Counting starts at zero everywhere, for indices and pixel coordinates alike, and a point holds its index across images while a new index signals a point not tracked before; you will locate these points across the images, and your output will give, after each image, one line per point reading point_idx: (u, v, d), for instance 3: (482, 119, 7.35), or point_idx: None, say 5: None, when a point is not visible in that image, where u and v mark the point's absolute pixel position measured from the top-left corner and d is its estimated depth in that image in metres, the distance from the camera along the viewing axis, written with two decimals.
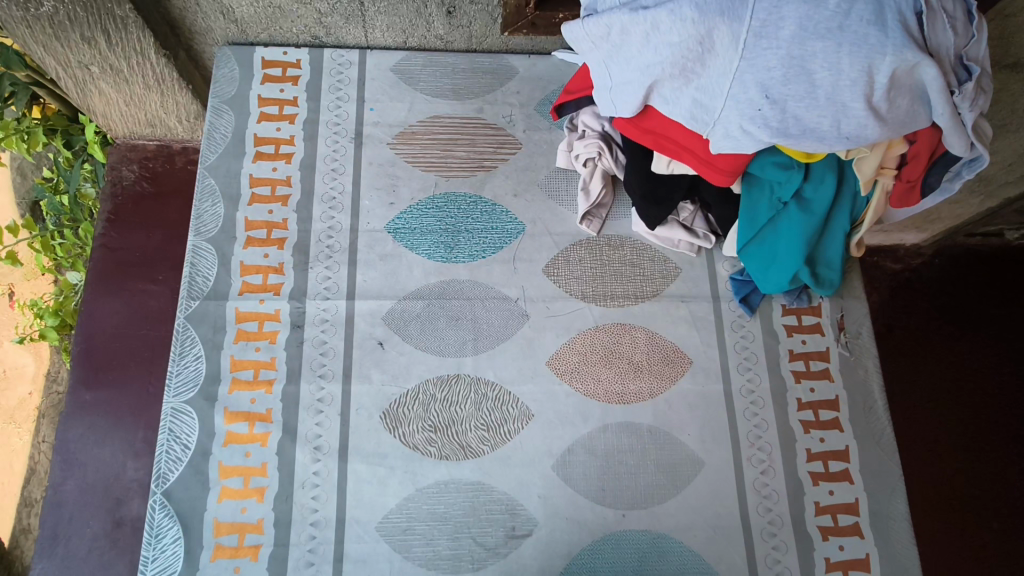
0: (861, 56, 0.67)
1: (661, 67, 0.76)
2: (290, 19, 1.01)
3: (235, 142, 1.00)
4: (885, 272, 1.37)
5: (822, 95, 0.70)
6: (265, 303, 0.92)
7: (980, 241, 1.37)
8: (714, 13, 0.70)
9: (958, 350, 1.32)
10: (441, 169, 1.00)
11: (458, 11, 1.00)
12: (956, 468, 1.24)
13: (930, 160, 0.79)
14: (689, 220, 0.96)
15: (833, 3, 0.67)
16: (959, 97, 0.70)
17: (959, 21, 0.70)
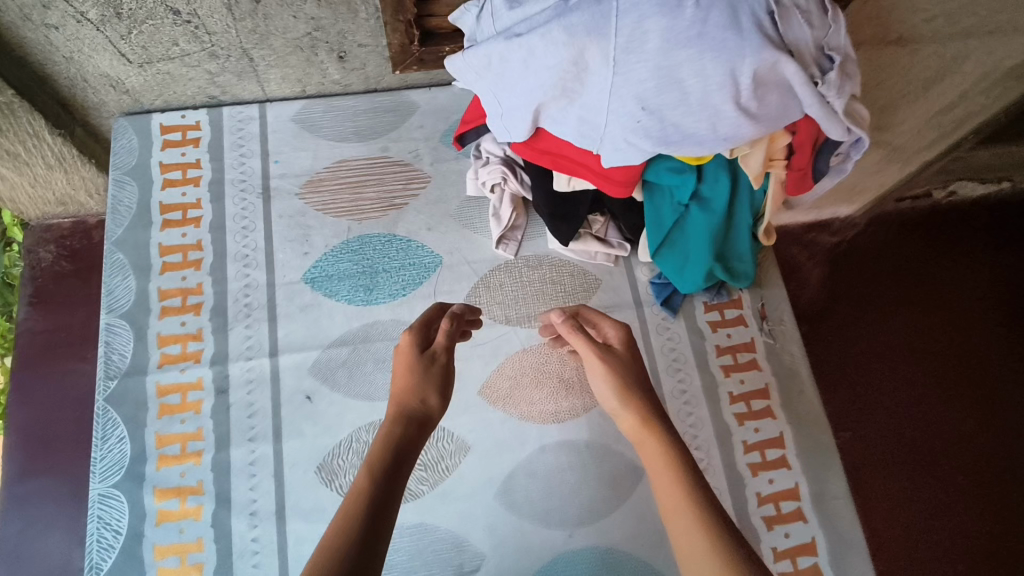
0: (722, 61, 0.69)
1: (542, 90, 0.78)
2: (183, 83, 1.01)
3: (140, 212, 0.99)
4: (825, 244, 1.65)
5: (694, 101, 0.72)
6: (186, 373, 0.91)
7: (908, 206, 1.70)
8: (582, 34, 0.71)
9: (876, 346, 1.58)
10: (353, 212, 1.00)
11: (349, 55, 1.00)
12: (881, 433, 1.50)
13: (814, 147, 0.82)
14: (602, 232, 0.97)
15: (689, 12, 0.68)
16: (826, 86, 0.72)
17: (813, 15, 0.71)
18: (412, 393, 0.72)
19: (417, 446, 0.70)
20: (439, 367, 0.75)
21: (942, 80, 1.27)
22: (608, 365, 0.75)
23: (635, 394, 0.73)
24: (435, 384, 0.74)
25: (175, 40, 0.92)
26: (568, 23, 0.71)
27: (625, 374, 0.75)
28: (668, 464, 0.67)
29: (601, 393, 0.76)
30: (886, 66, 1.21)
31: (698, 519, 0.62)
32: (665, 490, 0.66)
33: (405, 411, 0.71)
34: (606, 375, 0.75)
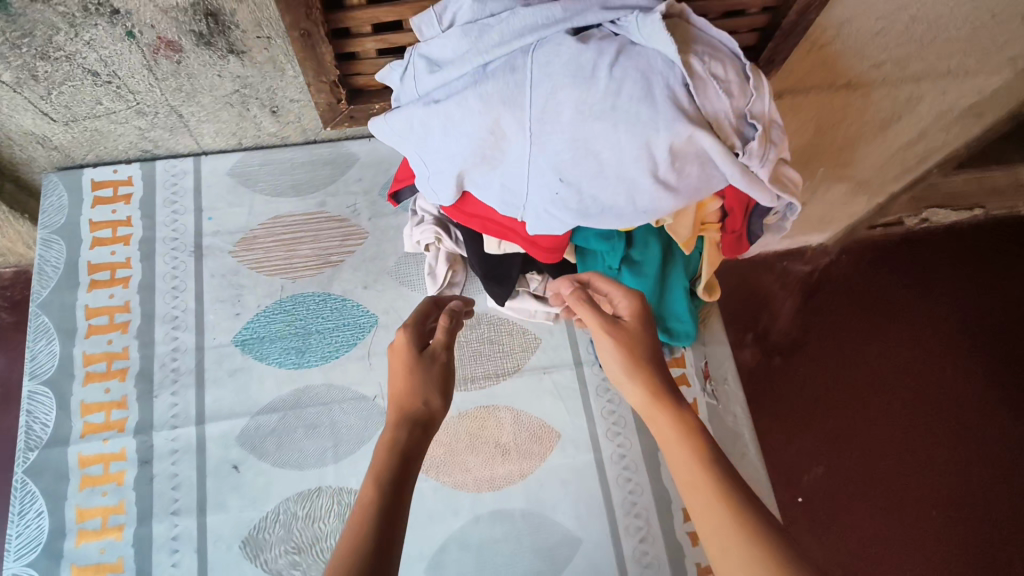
0: (637, 134, 0.67)
1: (462, 157, 0.75)
2: (113, 139, 0.98)
3: (67, 272, 0.96)
4: (798, 272, 1.71)
5: (611, 173, 0.70)
6: (109, 443, 0.88)
7: (879, 235, 1.73)
8: (497, 103, 0.69)
9: (850, 378, 1.61)
10: (288, 270, 0.98)
11: (282, 110, 0.97)
12: (851, 473, 1.53)
13: (746, 210, 0.79)
14: (539, 290, 0.93)
15: (603, 84, 0.66)
16: (748, 155, 0.70)
17: (732, 83, 0.69)
18: (412, 389, 0.60)
19: (422, 454, 0.57)
20: (439, 359, 0.64)
21: (898, 120, 1.29)
22: (627, 347, 0.64)
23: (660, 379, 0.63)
24: (436, 386, 0.61)
25: (99, 99, 0.89)
26: (483, 91, 0.69)
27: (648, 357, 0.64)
28: (701, 459, 0.55)
29: (623, 387, 0.64)
30: (838, 108, 1.21)
31: (745, 528, 0.50)
32: (695, 486, 0.55)
33: (406, 413, 0.59)
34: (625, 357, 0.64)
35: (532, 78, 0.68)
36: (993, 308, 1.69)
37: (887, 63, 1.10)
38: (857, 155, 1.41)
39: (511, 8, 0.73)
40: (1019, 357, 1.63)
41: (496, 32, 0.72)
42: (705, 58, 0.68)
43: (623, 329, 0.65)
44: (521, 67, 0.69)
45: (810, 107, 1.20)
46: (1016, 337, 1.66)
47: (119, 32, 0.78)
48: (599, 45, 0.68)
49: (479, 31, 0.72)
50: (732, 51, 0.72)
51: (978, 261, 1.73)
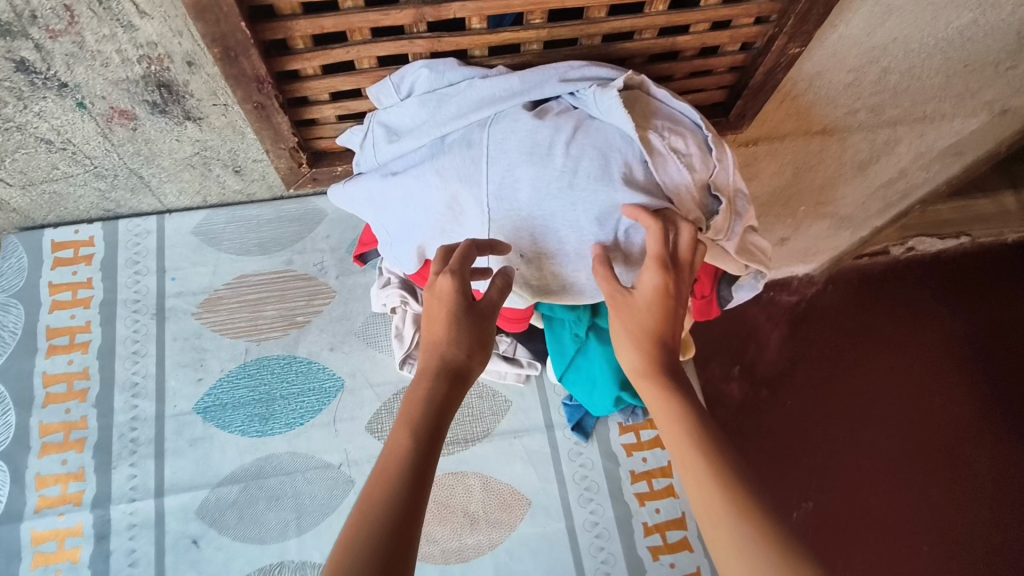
0: (595, 213, 0.66)
1: (422, 228, 0.74)
2: (73, 200, 0.96)
3: (25, 338, 0.94)
4: (784, 305, 1.67)
5: (571, 252, 0.68)
6: (64, 518, 0.85)
7: (867, 261, 1.70)
8: (454, 179, 0.69)
9: (840, 409, 1.58)
10: (252, 332, 0.96)
11: (245, 169, 0.95)
12: (844, 507, 1.50)
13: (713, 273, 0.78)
14: (508, 351, 0.91)
15: (559, 162, 0.65)
16: (712, 231, 0.69)
17: (695, 157, 0.67)
18: (448, 339, 0.61)
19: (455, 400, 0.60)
20: (480, 307, 0.63)
21: (877, 161, 1.28)
22: (635, 316, 0.63)
23: (664, 354, 0.63)
24: (472, 334, 0.62)
25: (54, 164, 0.88)
26: (440, 166, 0.69)
27: (656, 326, 0.63)
28: (691, 439, 0.58)
29: (622, 352, 0.65)
30: (816, 152, 1.19)
31: (731, 507, 0.53)
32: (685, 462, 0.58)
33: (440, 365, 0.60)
34: (630, 324, 0.64)
35: (489, 154, 0.67)
36: (980, 335, 1.68)
37: (862, 109, 1.08)
38: (837, 195, 1.40)
39: (470, 78, 0.72)
40: (1006, 384, 1.63)
41: (455, 104, 0.70)
42: (665, 132, 0.66)
43: (635, 297, 0.63)
44: (478, 143, 0.68)
45: (786, 152, 1.18)
46: (1004, 364, 1.65)
47: (69, 103, 0.77)
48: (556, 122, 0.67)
49: (439, 103, 0.72)
50: (694, 122, 0.70)
51: (963, 287, 1.72)
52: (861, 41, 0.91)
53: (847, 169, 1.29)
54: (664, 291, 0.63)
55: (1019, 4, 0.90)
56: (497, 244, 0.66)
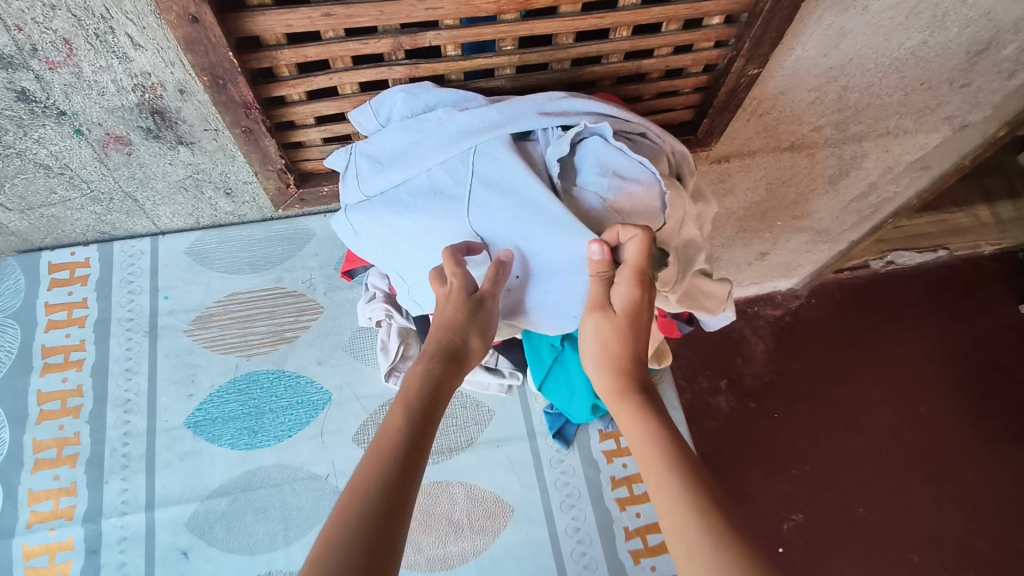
0: (565, 247, 0.68)
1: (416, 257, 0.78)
2: (70, 223, 1.00)
3: (21, 357, 0.97)
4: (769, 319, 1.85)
5: (545, 282, 0.72)
6: (55, 532, 0.87)
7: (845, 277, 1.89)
8: (438, 209, 0.74)
9: (821, 419, 1.73)
10: (242, 348, 0.99)
11: (236, 192, 0.99)
12: (833, 514, 1.63)
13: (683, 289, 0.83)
14: (491, 361, 0.95)
15: (531, 199, 0.69)
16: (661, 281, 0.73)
17: (647, 209, 0.70)
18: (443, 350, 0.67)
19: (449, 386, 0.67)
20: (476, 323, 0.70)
21: (846, 175, 1.33)
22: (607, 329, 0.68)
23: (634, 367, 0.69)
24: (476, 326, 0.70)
25: (53, 188, 0.92)
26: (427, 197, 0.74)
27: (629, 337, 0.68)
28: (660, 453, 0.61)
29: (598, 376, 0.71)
30: (786, 167, 1.25)
31: (699, 512, 0.54)
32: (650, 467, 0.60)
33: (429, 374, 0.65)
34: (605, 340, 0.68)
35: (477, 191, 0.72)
36: (953, 350, 1.83)
37: (827, 126, 1.14)
38: (811, 208, 1.45)
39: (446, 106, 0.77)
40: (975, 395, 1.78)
41: (438, 133, 0.75)
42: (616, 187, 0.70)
43: (609, 313, 0.68)
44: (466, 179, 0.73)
45: (758, 168, 1.23)
46: (973, 379, 1.80)
47: (68, 130, 0.82)
48: (534, 162, 0.73)
49: (418, 127, 0.76)
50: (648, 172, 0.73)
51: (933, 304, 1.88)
52: (818, 62, 0.96)
53: (817, 183, 1.34)
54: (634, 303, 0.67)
55: (965, 25, 0.96)
56: (473, 246, 0.72)
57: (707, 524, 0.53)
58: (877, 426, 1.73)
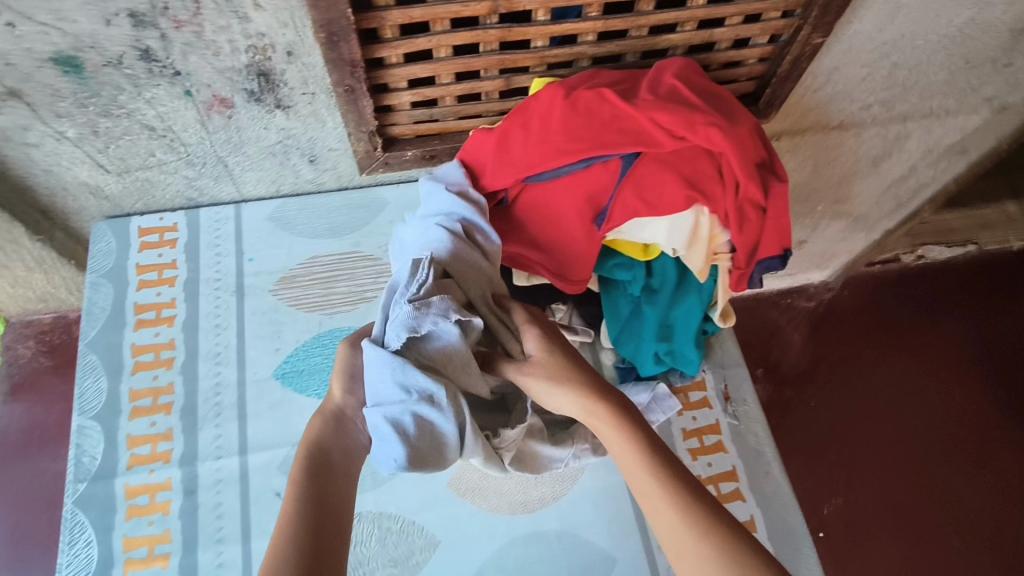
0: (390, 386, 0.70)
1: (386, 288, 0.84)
2: (162, 188, 1.06)
3: (115, 313, 1.01)
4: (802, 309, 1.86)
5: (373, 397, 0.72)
6: (155, 474, 0.91)
7: (880, 270, 1.92)
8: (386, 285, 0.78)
9: (859, 405, 1.75)
10: (324, 307, 1.04)
11: (320, 159, 1.05)
12: (875, 498, 1.64)
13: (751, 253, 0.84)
14: (565, 320, 0.96)
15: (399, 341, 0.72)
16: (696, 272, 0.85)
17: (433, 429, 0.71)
18: (334, 437, 0.70)
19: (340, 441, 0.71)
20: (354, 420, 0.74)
21: (889, 157, 1.38)
22: (536, 383, 0.74)
23: (590, 390, 0.72)
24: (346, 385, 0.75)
25: (153, 151, 0.97)
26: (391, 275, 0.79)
27: (570, 376, 0.73)
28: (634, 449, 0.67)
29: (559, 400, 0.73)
30: (832, 146, 1.30)
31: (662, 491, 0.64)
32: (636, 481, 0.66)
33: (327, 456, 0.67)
34: (541, 393, 0.74)
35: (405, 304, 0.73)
36: (986, 340, 1.85)
37: (875, 104, 1.19)
38: (852, 192, 1.50)
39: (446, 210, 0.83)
40: (1012, 384, 1.79)
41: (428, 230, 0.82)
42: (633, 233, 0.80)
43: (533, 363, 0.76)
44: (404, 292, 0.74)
45: (806, 147, 1.28)
46: (1009, 368, 1.82)
47: (178, 91, 0.87)
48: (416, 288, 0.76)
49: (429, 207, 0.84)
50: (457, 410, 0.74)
51: (965, 295, 1.91)
52: (872, 37, 1.02)
53: (860, 165, 1.39)
54: (545, 349, 0.76)
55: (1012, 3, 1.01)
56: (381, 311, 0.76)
57: (684, 515, 0.62)
58: (913, 413, 1.75)
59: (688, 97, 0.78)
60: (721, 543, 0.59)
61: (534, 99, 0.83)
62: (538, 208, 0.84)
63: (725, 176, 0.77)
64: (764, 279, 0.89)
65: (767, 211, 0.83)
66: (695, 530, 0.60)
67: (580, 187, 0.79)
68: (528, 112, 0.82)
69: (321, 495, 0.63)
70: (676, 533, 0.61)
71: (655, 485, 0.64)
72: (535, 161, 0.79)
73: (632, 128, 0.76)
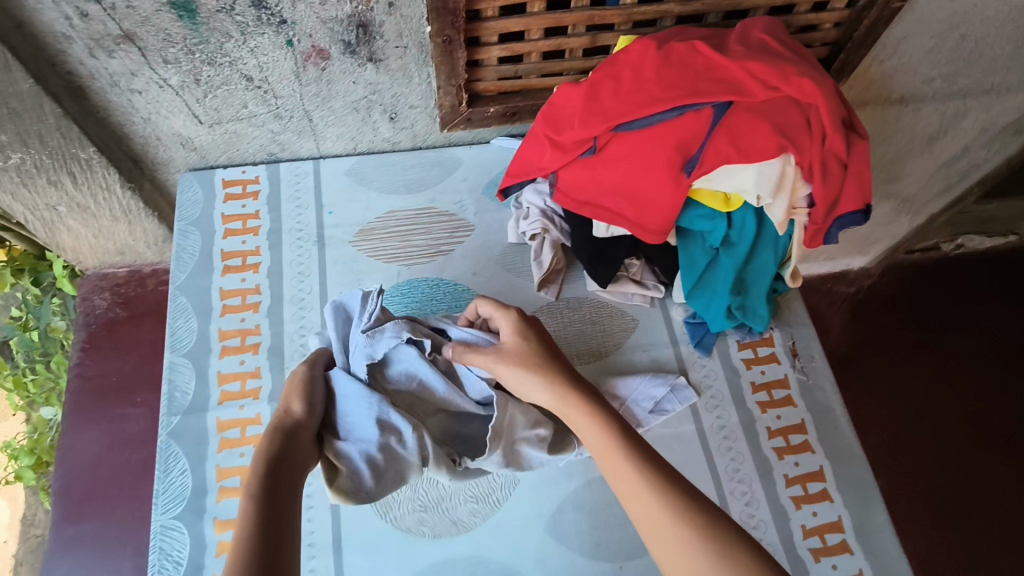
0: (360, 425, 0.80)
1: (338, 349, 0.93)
2: (247, 141, 1.10)
3: (203, 259, 1.05)
4: (843, 293, 1.77)
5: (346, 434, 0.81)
6: (245, 409, 0.95)
7: (921, 256, 1.83)
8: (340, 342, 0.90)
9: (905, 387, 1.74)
10: (403, 258, 1.07)
11: (400, 116, 1.09)
12: None
13: (830, 206, 0.85)
14: (638, 275, 1.04)
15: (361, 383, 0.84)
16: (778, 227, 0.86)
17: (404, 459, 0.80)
18: (286, 447, 0.70)
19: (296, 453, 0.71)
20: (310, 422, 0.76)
21: (944, 135, 1.39)
22: (508, 370, 0.83)
23: (565, 381, 0.80)
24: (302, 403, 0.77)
25: (245, 102, 1.01)
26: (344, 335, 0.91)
27: (546, 370, 0.81)
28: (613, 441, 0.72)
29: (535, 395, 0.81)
30: (890, 122, 1.32)
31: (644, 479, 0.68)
32: (610, 460, 0.71)
33: (284, 448, 0.70)
34: (513, 381, 0.83)
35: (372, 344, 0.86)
36: None
37: (939, 78, 1.20)
38: (904, 172, 1.52)
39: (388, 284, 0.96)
40: None
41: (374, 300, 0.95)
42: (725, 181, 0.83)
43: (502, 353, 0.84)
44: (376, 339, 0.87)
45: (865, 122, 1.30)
46: None
47: (281, 40, 0.91)
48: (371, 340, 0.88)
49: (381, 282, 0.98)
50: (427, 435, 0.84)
51: None
52: (943, 6, 1.04)
53: (914, 142, 1.40)
54: (517, 343, 0.84)
55: None
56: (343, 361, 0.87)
57: (666, 499, 0.66)
58: None
59: (777, 51, 0.81)
60: (692, 520, 0.64)
61: (623, 54, 0.85)
62: (624, 158, 0.86)
63: (814, 127, 0.80)
64: (840, 236, 0.90)
65: (849, 166, 0.84)
66: (669, 508, 0.65)
67: (669, 136, 0.81)
68: (618, 65, 0.84)
69: (274, 492, 0.64)
70: (648, 509, 0.66)
71: (642, 482, 0.68)
72: (627, 110, 0.81)
73: (726, 77, 0.79)
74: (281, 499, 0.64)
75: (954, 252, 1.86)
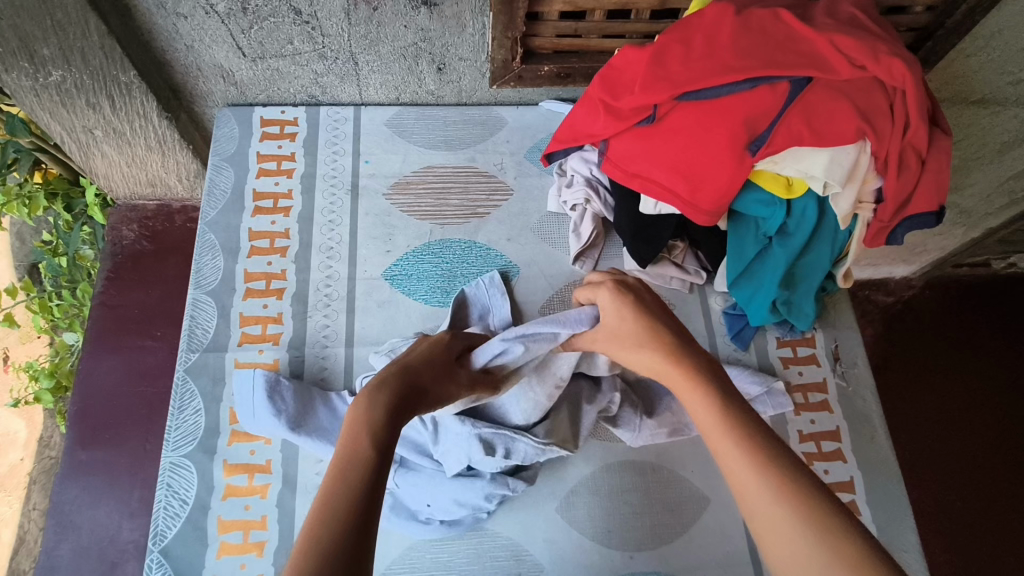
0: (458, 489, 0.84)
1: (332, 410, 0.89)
2: (288, 80, 1.06)
3: (234, 197, 1.03)
4: (879, 305, 1.58)
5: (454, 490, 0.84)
6: (264, 354, 0.93)
7: (967, 271, 1.61)
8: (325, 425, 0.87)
9: None
10: (437, 217, 1.03)
11: (448, 68, 1.04)
12: None
13: (900, 204, 0.79)
14: (680, 258, 0.99)
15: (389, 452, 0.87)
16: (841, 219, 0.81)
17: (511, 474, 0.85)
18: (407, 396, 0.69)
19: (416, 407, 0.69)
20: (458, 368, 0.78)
21: None
22: (616, 343, 0.77)
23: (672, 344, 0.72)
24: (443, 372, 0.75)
25: (291, 38, 0.97)
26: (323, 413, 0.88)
27: (646, 335, 0.74)
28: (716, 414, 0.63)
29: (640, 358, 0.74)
30: None
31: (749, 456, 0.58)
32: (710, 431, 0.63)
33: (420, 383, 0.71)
34: (622, 349, 0.76)
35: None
36: None
37: None
38: None
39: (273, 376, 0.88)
40: None
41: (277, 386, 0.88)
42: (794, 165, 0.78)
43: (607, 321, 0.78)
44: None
45: None
46: None
47: None
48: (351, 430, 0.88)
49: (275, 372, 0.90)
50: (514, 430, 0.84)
51: None
52: None
53: (983, 150, 1.21)
54: (620, 309, 0.77)
55: None
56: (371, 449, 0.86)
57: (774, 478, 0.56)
58: None
59: (866, 28, 0.77)
60: (794, 500, 0.54)
61: (696, 17, 0.80)
62: (685, 130, 0.80)
63: (896, 114, 0.74)
64: (904, 238, 0.84)
65: (926, 164, 0.77)
66: (767, 483, 0.56)
67: (737, 109, 0.76)
68: (689, 29, 0.79)
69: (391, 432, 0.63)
70: (746, 481, 0.57)
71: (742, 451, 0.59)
72: (697, 76, 0.75)
73: (808, 51, 0.74)
74: (390, 440, 0.62)
75: (1004, 272, 1.62)
